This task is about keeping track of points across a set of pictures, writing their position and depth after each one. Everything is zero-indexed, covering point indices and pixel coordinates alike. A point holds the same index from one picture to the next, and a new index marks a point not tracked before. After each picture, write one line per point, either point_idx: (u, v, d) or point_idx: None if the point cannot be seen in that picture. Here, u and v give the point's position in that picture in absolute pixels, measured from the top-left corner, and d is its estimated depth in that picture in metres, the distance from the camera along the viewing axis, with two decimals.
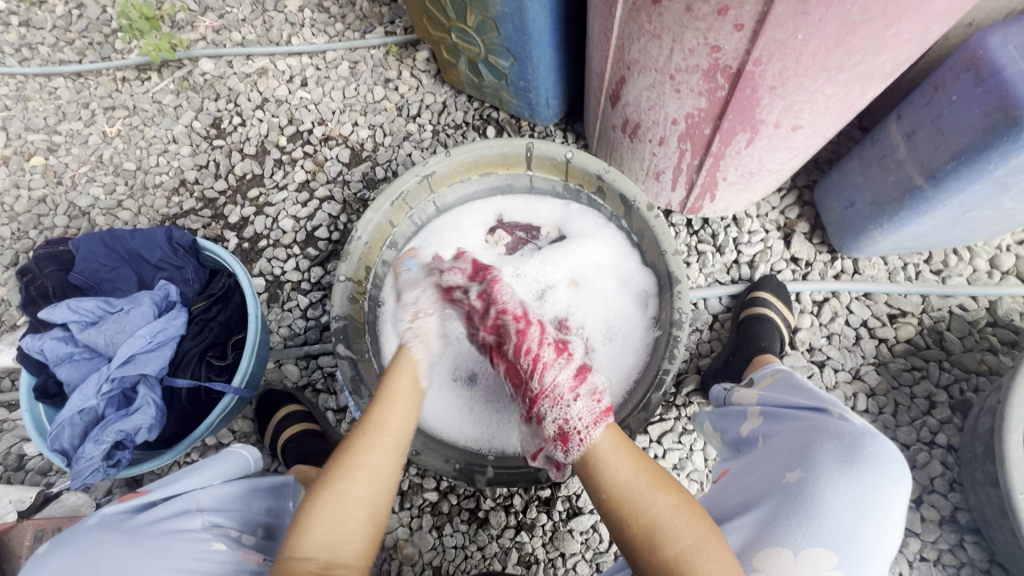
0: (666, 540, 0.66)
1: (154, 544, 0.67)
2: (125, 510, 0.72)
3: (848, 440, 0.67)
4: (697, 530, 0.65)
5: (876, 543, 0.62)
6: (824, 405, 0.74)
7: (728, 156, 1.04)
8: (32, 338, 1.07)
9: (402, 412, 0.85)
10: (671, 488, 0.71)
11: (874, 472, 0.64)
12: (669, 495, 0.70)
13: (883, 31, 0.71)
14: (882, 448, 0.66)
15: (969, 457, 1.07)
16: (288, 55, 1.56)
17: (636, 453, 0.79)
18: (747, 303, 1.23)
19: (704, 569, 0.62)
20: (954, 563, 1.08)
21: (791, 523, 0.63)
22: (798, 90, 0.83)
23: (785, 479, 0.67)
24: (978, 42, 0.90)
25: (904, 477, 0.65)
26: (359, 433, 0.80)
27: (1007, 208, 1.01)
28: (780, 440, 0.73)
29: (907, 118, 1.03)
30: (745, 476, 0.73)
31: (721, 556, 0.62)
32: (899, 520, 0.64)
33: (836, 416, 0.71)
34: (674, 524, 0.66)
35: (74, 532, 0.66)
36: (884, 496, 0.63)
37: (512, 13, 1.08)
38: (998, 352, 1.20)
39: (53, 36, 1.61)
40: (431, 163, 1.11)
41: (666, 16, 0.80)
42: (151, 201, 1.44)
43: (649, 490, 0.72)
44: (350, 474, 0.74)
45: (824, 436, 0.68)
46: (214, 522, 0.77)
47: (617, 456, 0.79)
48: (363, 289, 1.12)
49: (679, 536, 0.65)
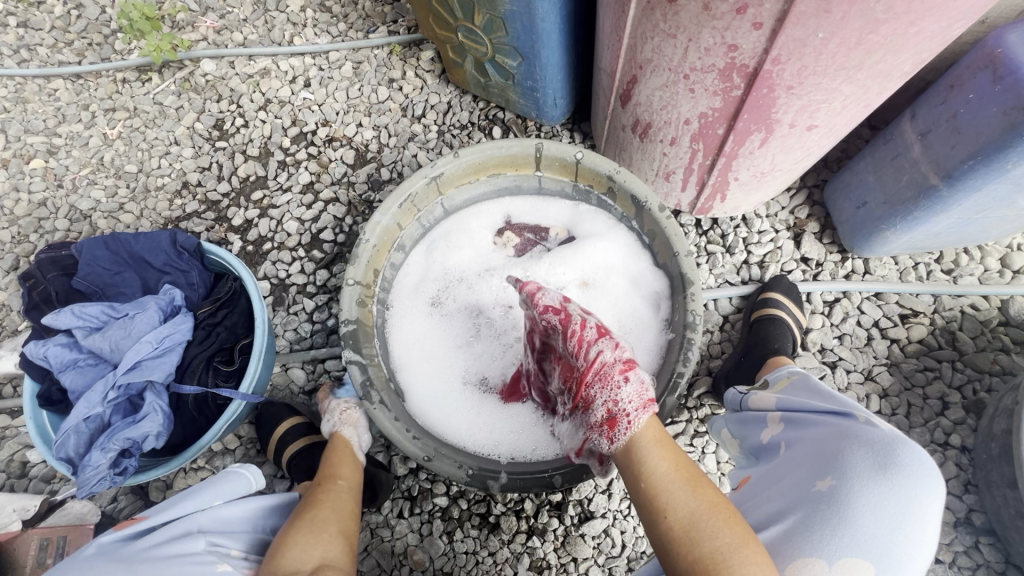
0: (702, 537, 0.62)
1: (152, 569, 0.65)
2: (121, 540, 0.71)
3: (880, 446, 0.66)
4: (736, 531, 0.62)
5: (913, 553, 0.61)
6: (849, 410, 0.73)
7: (741, 156, 1.03)
8: (36, 345, 1.05)
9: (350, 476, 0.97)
10: (707, 486, 0.68)
11: (908, 478, 0.63)
12: (707, 493, 0.67)
13: (905, 29, 0.70)
14: (915, 455, 0.65)
15: (985, 458, 1.06)
16: (291, 56, 1.54)
17: (671, 444, 0.74)
18: (758, 304, 1.21)
19: (742, 570, 0.59)
20: (970, 565, 1.08)
21: (824, 532, 0.62)
22: (816, 90, 0.82)
23: (817, 487, 0.66)
24: (995, 40, 0.89)
25: (937, 484, 0.64)
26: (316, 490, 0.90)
27: (1022, 208, 1.00)
28: (806, 445, 0.72)
29: (921, 117, 1.02)
30: (771, 484, 0.72)
31: (760, 559, 0.60)
32: (934, 529, 0.63)
33: (864, 421, 0.70)
34: (713, 521, 0.63)
35: (71, 563, 0.65)
36: (919, 503, 0.62)
37: (521, 12, 1.07)
38: (1011, 352, 1.19)
39: (52, 37, 1.59)
40: (439, 164, 1.10)
41: (683, 15, 0.78)
42: (153, 203, 1.42)
43: (685, 486, 0.68)
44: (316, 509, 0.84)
45: (855, 443, 0.67)
46: (217, 543, 0.75)
47: (652, 445, 0.73)
48: (372, 292, 1.10)
49: (719, 534, 0.62)
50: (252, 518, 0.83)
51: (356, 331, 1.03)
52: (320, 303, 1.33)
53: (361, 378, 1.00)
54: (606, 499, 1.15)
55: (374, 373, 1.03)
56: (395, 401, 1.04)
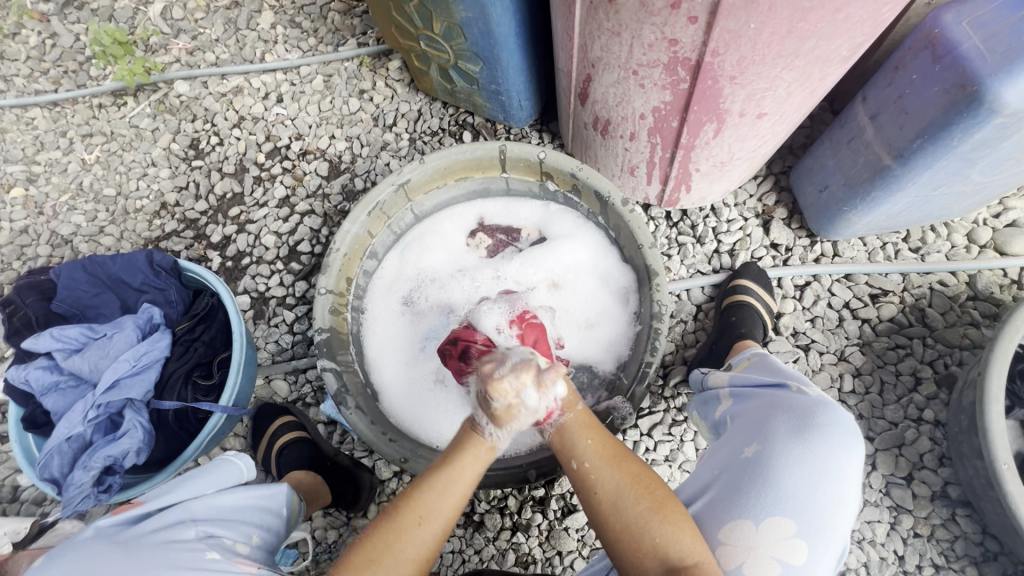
0: (626, 504, 0.69)
1: (148, 553, 0.67)
2: (120, 522, 0.73)
3: (802, 410, 0.73)
4: (654, 497, 0.69)
5: (834, 509, 0.68)
6: (784, 380, 0.81)
7: (698, 148, 1.05)
8: (17, 369, 1.07)
9: (461, 497, 0.73)
10: (627, 457, 0.74)
11: (827, 437, 0.70)
12: (628, 464, 0.73)
13: (833, 16, 0.73)
14: (832, 416, 0.72)
15: (956, 431, 1.08)
16: (262, 73, 1.56)
17: (595, 424, 0.79)
18: (728, 291, 1.23)
19: (661, 530, 0.66)
20: (948, 537, 1.10)
21: (749, 495, 0.69)
22: (758, 78, 0.85)
23: (744, 454, 0.73)
24: (932, 21, 0.92)
25: (856, 442, 0.71)
26: (410, 522, 0.68)
27: (976, 182, 1.02)
28: (742, 418, 0.80)
29: (872, 100, 1.04)
30: (710, 454, 0.79)
31: (675, 517, 0.67)
32: (854, 484, 0.70)
33: (794, 390, 0.78)
34: (634, 490, 0.70)
35: (71, 543, 0.66)
36: (838, 462, 0.69)
37: (476, 18, 1.09)
38: (980, 326, 1.21)
39: (27, 66, 1.61)
40: (405, 171, 1.11)
41: (623, 13, 0.81)
42: (133, 225, 1.44)
43: (609, 463, 0.73)
44: (395, 560, 0.66)
45: (779, 411, 0.75)
46: (210, 531, 0.77)
47: (580, 427, 0.78)
48: (345, 300, 1.12)
49: (639, 502, 0.69)
50: (241, 508, 0.85)
51: (329, 339, 1.04)
52: (299, 314, 1.34)
53: (337, 383, 1.01)
54: None
55: (350, 378, 1.05)
56: (371, 405, 1.06)
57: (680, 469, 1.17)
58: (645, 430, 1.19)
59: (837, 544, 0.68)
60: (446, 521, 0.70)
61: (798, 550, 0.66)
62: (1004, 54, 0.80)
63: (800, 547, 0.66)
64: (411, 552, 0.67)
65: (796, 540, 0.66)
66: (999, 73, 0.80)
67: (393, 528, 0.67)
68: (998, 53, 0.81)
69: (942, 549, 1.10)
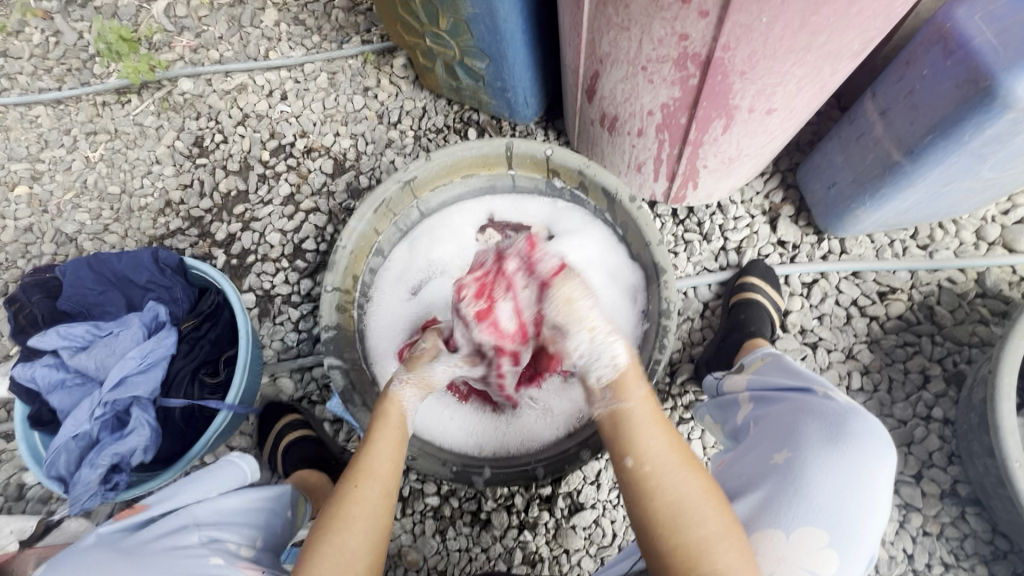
0: (692, 521, 0.64)
1: (149, 560, 0.67)
2: (121, 531, 0.72)
3: (833, 418, 0.73)
4: (723, 521, 0.65)
5: (863, 519, 0.67)
6: (810, 386, 0.80)
7: (706, 144, 1.04)
8: (22, 367, 1.06)
9: (391, 455, 0.79)
10: (698, 469, 0.69)
11: (860, 447, 0.70)
12: (699, 478, 0.68)
13: (845, 10, 0.72)
14: (864, 425, 0.72)
15: (965, 428, 1.07)
16: (266, 70, 1.56)
17: (666, 424, 0.74)
18: (736, 289, 1.23)
19: (724, 558, 0.62)
20: (957, 535, 1.09)
21: (780, 503, 0.68)
22: (768, 73, 0.84)
23: (774, 460, 0.72)
24: (943, 16, 0.91)
25: (887, 452, 0.71)
26: (349, 487, 0.74)
27: (986, 178, 1.01)
28: (766, 423, 0.79)
29: (881, 96, 1.04)
30: (735, 460, 0.78)
31: (740, 547, 0.63)
32: (885, 494, 0.70)
33: (821, 396, 0.77)
34: (702, 509, 0.65)
35: (71, 553, 0.66)
36: (869, 471, 0.69)
37: (483, 14, 1.09)
38: (989, 323, 1.20)
39: (31, 64, 1.61)
40: (411, 168, 1.11)
41: (633, 8, 0.80)
42: (137, 223, 1.44)
43: (678, 467, 0.69)
44: (348, 525, 0.70)
45: (808, 418, 0.74)
46: (213, 536, 0.76)
47: (650, 423, 0.73)
48: (352, 298, 1.11)
49: (706, 523, 0.64)
50: (245, 510, 0.85)
51: (337, 336, 1.04)
52: (305, 312, 1.34)
53: (344, 382, 1.01)
54: (596, 490, 1.16)
55: (357, 376, 1.04)
56: None
57: None
58: None
59: (865, 554, 0.67)
60: (386, 479, 0.76)
61: (829, 561, 0.65)
62: (1017, 49, 0.80)
63: (830, 558, 0.65)
64: (364, 516, 0.72)
65: (827, 550, 0.65)
66: (1013, 68, 0.80)
67: (340, 502, 0.72)
68: (1011, 48, 0.80)
69: (952, 548, 1.09)
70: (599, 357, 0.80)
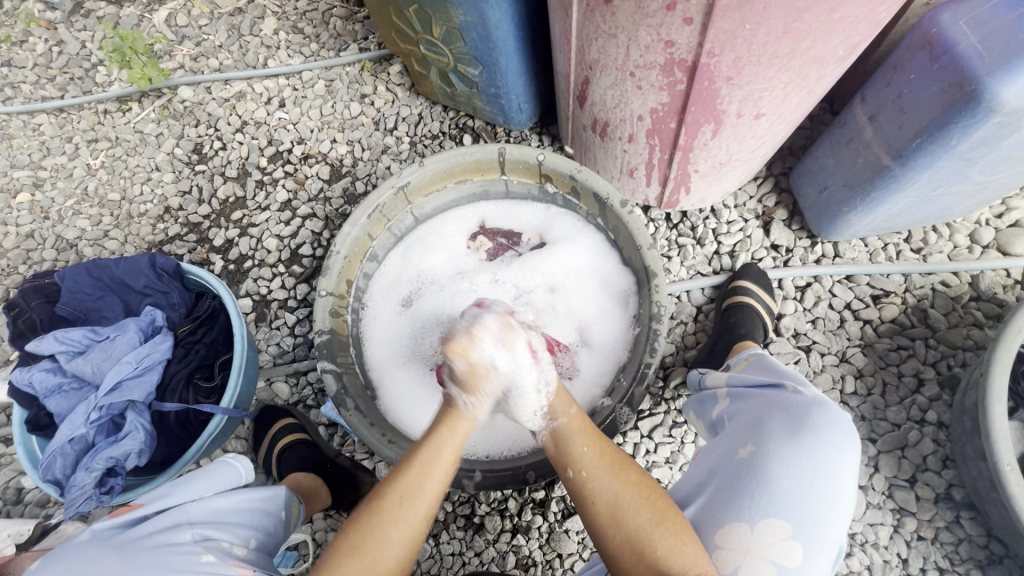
0: (627, 516, 0.70)
1: (143, 556, 0.67)
2: (116, 526, 0.73)
3: (796, 411, 0.74)
4: (655, 507, 0.70)
5: (828, 510, 0.67)
6: (781, 381, 0.81)
7: (696, 149, 1.05)
8: (21, 372, 1.07)
9: (441, 470, 0.78)
10: (630, 468, 0.76)
11: (821, 438, 0.70)
12: (629, 474, 0.74)
13: (828, 16, 0.73)
14: (826, 416, 0.72)
15: (959, 432, 1.07)
16: (265, 78, 1.58)
17: (596, 435, 0.83)
18: (729, 292, 1.23)
19: (663, 542, 0.66)
20: (952, 540, 1.09)
21: (745, 497, 0.69)
22: (754, 79, 0.85)
23: (740, 455, 0.73)
24: (930, 21, 0.92)
25: (851, 442, 0.71)
26: (392, 500, 0.73)
27: (976, 181, 1.01)
28: (739, 419, 0.80)
29: (870, 100, 1.04)
30: (707, 456, 0.80)
31: (677, 529, 0.67)
32: (850, 485, 0.69)
33: (790, 390, 0.78)
34: (636, 502, 0.71)
35: (66, 548, 0.66)
36: (831, 462, 0.69)
37: (475, 21, 1.10)
38: (983, 327, 1.20)
39: (35, 73, 1.64)
40: (405, 174, 1.12)
41: (619, 15, 0.81)
42: (137, 229, 1.46)
43: (609, 470, 0.76)
44: (382, 540, 0.70)
45: (774, 412, 0.75)
46: (206, 535, 0.77)
47: (580, 435, 0.83)
48: (346, 302, 1.12)
49: (640, 513, 0.70)
50: (239, 509, 0.85)
51: (330, 341, 1.05)
52: (301, 316, 1.35)
53: (337, 386, 1.02)
54: None
55: (349, 381, 1.05)
56: (370, 406, 1.07)
57: (681, 470, 1.17)
58: (646, 431, 1.19)
59: (833, 546, 0.67)
60: (430, 499, 0.75)
61: (793, 552, 0.65)
62: (1001, 53, 0.80)
63: (794, 550, 0.65)
64: (400, 533, 0.71)
65: (791, 542, 0.65)
66: (997, 72, 0.80)
67: (378, 512, 0.72)
68: (994, 53, 0.81)
69: (947, 552, 1.08)
70: (521, 380, 0.88)
